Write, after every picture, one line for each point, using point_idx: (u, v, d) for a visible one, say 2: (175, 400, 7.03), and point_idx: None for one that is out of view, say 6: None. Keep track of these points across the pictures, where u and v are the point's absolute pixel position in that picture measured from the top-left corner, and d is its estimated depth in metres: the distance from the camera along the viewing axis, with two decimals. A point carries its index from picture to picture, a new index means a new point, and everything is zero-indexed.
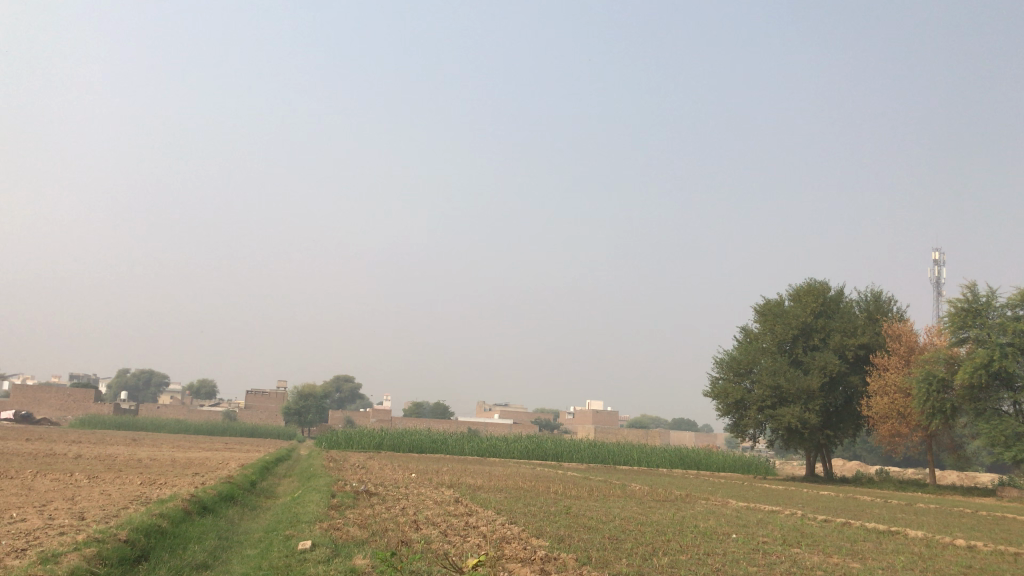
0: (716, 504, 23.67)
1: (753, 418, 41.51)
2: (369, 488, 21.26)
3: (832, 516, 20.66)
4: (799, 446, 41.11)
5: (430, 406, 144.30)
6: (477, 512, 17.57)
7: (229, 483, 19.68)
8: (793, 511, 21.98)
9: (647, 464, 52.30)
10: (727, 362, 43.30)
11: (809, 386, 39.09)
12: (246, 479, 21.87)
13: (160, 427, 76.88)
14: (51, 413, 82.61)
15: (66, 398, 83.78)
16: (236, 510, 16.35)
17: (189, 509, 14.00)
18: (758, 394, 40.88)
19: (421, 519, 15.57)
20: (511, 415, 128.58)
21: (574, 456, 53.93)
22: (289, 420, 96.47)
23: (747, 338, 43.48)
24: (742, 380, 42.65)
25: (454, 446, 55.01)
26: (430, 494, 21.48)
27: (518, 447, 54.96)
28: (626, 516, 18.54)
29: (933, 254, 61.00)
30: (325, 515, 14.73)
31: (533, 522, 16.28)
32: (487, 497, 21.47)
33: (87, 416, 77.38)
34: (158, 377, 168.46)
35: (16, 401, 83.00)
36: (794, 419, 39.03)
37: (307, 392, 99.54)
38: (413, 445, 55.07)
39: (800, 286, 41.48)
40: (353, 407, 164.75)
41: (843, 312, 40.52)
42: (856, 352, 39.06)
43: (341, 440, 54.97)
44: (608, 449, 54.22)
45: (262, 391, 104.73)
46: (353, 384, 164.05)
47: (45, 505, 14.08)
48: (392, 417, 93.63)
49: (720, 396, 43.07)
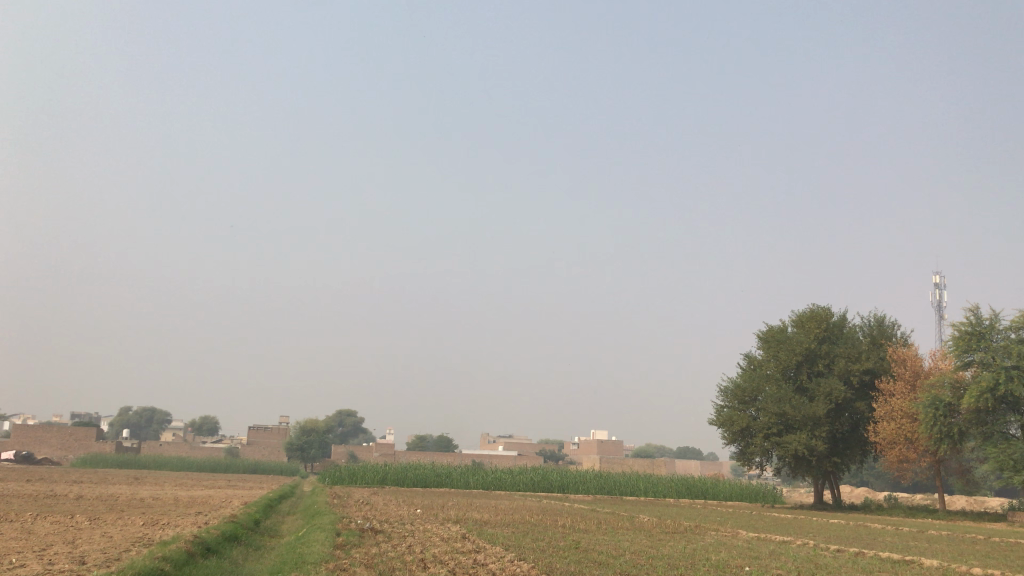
0: (727, 535, 23.45)
1: (759, 446, 41.11)
2: (374, 526, 20.94)
3: (845, 546, 20.40)
4: (807, 473, 40.69)
5: (434, 440, 143.44)
6: (485, 548, 17.34)
7: (232, 523, 19.39)
8: (805, 541, 21.69)
9: (654, 494, 51.80)
10: (731, 389, 43.02)
11: (814, 413, 38.79)
12: (250, 518, 21.56)
13: (162, 464, 76.37)
14: (52, 452, 82.08)
15: (67, 437, 83.31)
16: (240, 550, 16.11)
17: (193, 551, 13.80)
18: (764, 422, 40.54)
19: (429, 558, 15.34)
20: (516, 447, 127.72)
21: (580, 488, 53.42)
22: (291, 456, 95.57)
23: (750, 364, 43.21)
24: (746, 408, 42.34)
25: (459, 480, 54.54)
26: (437, 530, 21.17)
27: (523, 479, 54.49)
28: (636, 550, 18.30)
29: (934, 277, 60.96)
30: (332, 555, 14.52)
31: (542, 559, 16.03)
32: (495, 532, 21.24)
33: (89, 455, 76.89)
34: (159, 415, 167.53)
35: (17, 441, 82.40)
36: (801, 446, 38.67)
37: (310, 428, 99.01)
38: (418, 480, 54.56)
39: (802, 312, 41.31)
40: (356, 442, 164.05)
41: (847, 338, 40.31)
42: (861, 378, 38.85)
43: (345, 475, 54.47)
44: (614, 480, 53.70)
45: (265, 427, 104.10)
46: (356, 419, 163.56)
47: (45, 549, 13.82)
48: (397, 451, 93.00)
49: (725, 424, 42.73)
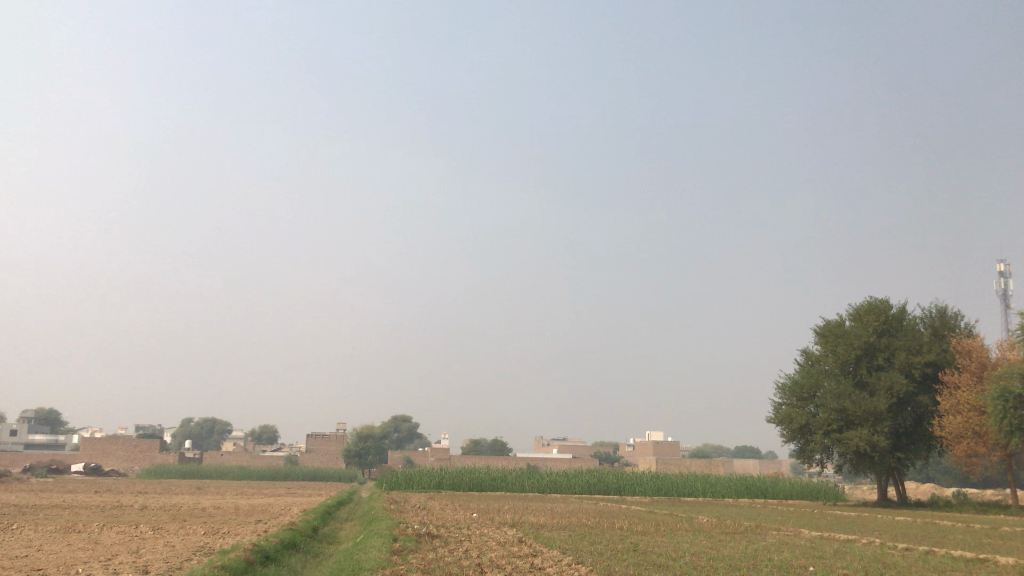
0: (788, 534, 22.99)
1: (819, 442, 40.36)
2: (431, 531, 20.99)
3: (913, 545, 19.73)
4: (870, 470, 39.74)
5: (489, 444, 143.62)
6: (542, 552, 17.19)
7: (292, 530, 19.66)
8: (872, 540, 21.08)
9: (713, 494, 51.12)
10: (789, 387, 42.26)
11: (875, 408, 37.89)
12: (308, 525, 21.85)
13: (224, 474, 77.86)
14: (119, 464, 84.14)
15: (133, 448, 85.34)
16: (299, 557, 16.24)
17: (252, 559, 13.96)
18: (824, 419, 39.80)
19: (486, 562, 15.27)
20: (571, 449, 127.45)
21: (637, 490, 53.01)
22: (349, 462, 97.04)
23: (808, 360, 42.36)
24: (805, 405, 41.59)
25: (515, 484, 54.57)
26: (493, 534, 21.13)
27: (579, 481, 54.15)
28: (696, 551, 18.04)
29: (998, 266, 59.10)
30: (388, 560, 14.51)
31: (602, 562, 15.80)
32: (552, 535, 21.09)
33: (154, 466, 78.55)
34: (221, 424, 171.52)
35: (85, 454, 84.62)
36: (862, 443, 37.84)
37: (367, 433, 99.81)
38: (474, 484, 54.71)
39: (860, 306, 40.32)
40: (412, 447, 165.24)
41: (907, 330, 39.19)
42: (923, 371, 37.80)
43: (401, 481, 54.80)
44: (672, 480, 53.17)
45: (323, 434, 105.33)
46: (412, 424, 164.90)
47: (110, 559, 14.10)
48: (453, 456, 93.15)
49: (784, 421, 42.03)
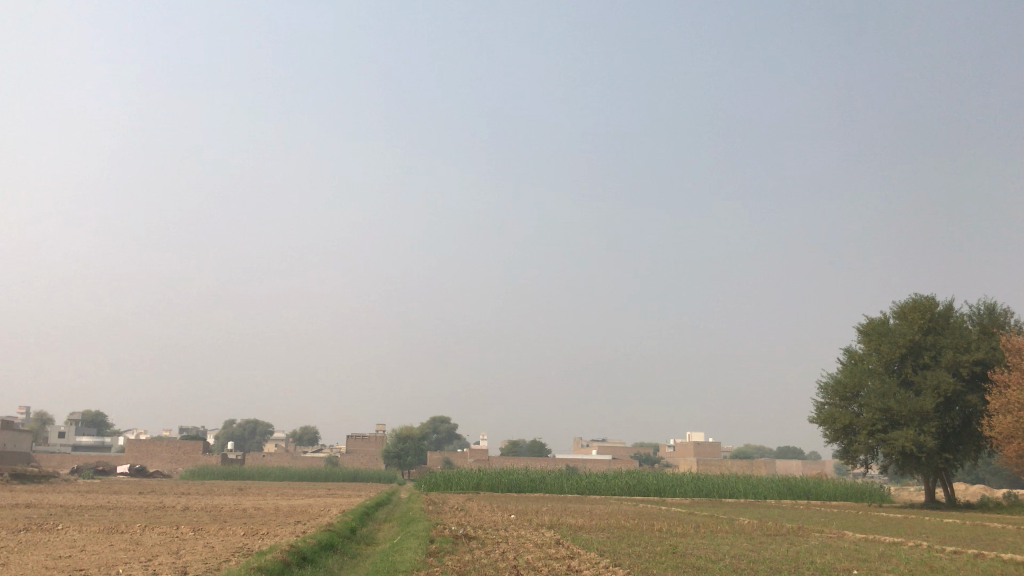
0: (831, 537, 22.58)
1: (863, 443, 39.67)
2: (468, 532, 20.89)
3: (961, 548, 19.22)
4: (916, 471, 38.92)
5: (528, 445, 143.43)
6: (580, 554, 17.02)
7: (329, 531, 19.69)
8: (918, 543, 20.58)
9: (755, 495, 50.46)
10: (832, 386, 41.58)
11: (922, 408, 37.10)
12: (347, 526, 21.90)
13: (266, 474, 78.78)
14: (163, 465, 85.53)
15: (177, 450, 86.73)
16: (336, 559, 16.26)
17: (288, 560, 13.95)
18: (868, 418, 39.07)
19: (521, 564, 15.15)
20: (611, 451, 126.73)
21: (677, 491, 52.51)
22: (388, 463, 97.62)
23: (851, 359, 41.61)
24: (849, 405, 40.90)
25: (554, 485, 54.38)
26: (531, 536, 21.00)
27: (618, 483, 53.80)
28: (736, 553, 17.73)
29: None
30: (424, 563, 14.45)
31: (639, 564, 15.61)
32: (590, 537, 20.93)
33: (197, 467, 79.78)
34: (263, 426, 173.71)
35: (131, 455, 86.10)
36: (908, 443, 37.08)
37: (406, 434, 100.31)
38: (513, 485, 54.64)
39: (905, 303, 39.49)
40: (451, 448, 165.77)
41: (954, 328, 38.30)
42: (972, 369, 36.89)
43: (440, 482, 54.90)
44: (713, 482, 52.58)
45: (363, 436, 106.03)
46: (451, 425, 165.41)
47: (150, 560, 14.21)
48: (491, 457, 93.13)
49: (826, 421, 41.37)
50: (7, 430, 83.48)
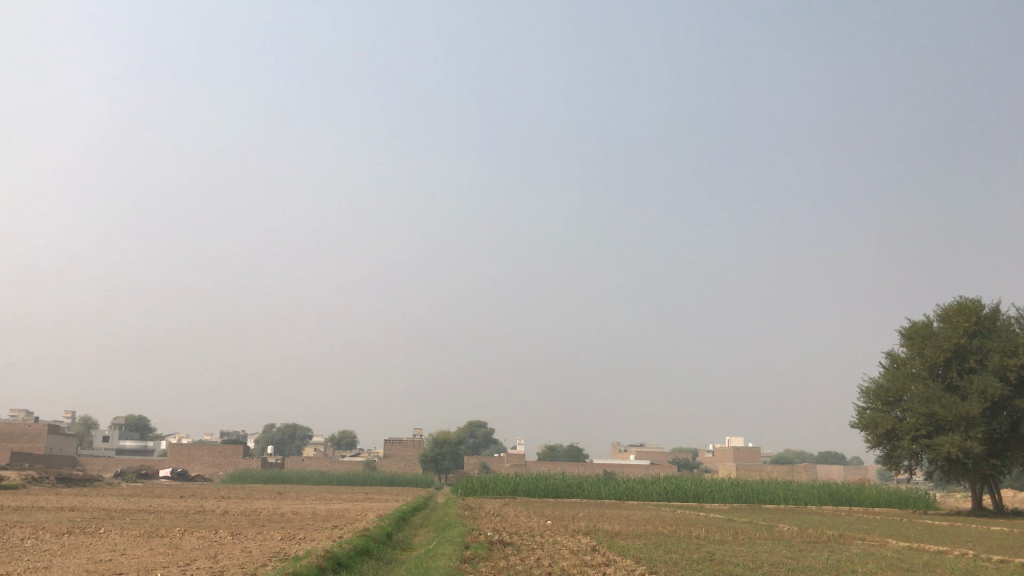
0: (874, 545, 22.10)
1: (907, 448, 38.92)
2: (503, 537, 20.83)
3: (1008, 557, 18.76)
4: (962, 477, 38.08)
5: (564, 450, 142.97)
6: (615, 561, 16.89)
7: (365, 536, 19.75)
8: (963, 552, 20.11)
9: (795, 502, 49.76)
10: (874, 391, 40.87)
11: (968, 413, 36.28)
12: (382, 531, 21.96)
13: (305, 478, 79.44)
14: (205, 469, 86.64)
15: (218, 454, 87.81)
16: (371, 565, 16.30)
17: (323, 565, 14.00)
18: (912, 424, 38.31)
19: (556, 570, 15.05)
20: (649, 455, 125.75)
21: (716, 497, 51.88)
22: (426, 468, 97.84)
23: (894, 363, 40.84)
24: (891, 410, 40.17)
25: (591, 490, 54.08)
26: (567, 542, 20.88)
27: (656, 488, 53.38)
28: (775, 560, 17.47)
29: None
30: (458, 569, 14.40)
31: (676, 571, 15.43)
32: (626, 543, 20.78)
33: (238, 471, 80.65)
34: (302, 430, 175.38)
35: (173, 459, 87.32)
36: (954, 448, 36.33)
37: (443, 439, 100.54)
38: (550, 491, 54.44)
39: (949, 306, 38.66)
40: (487, 453, 165.87)
41: (1001, 331, 37.38)
42: (1020, 374, 35.98)
43: (477, 487, 54.87)
44: (752, 488, 51.89)
45: (401, 440, 106.41)
46: (487, 429, 165.52)
47: (189, 564, 14.37)
48: (529, 462, 92.94)
49: (869, 427, 40.65)
50: (53, 434, 85.14)
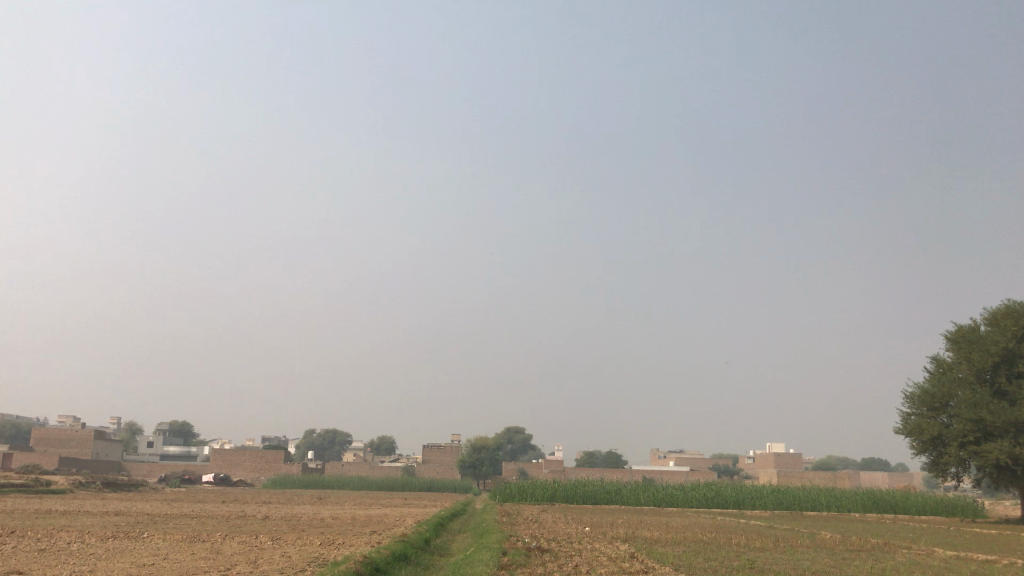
0: (919, 554, 21.70)
1: (953, 455, 38.16)
2: (541, 544, 20.77)
3: None
4: (1012, 485, 37.22)
5: (603, 456, 142.22)
6: (654, 569, 16.74)
7: (403, 542, 19.84)
8: (1012, 561, 19.66)
9: (838, 509, 49.04)
10: (918, 396, 40.15)
11: (1017, 418, 35.45)
12: (421, 537, 22.05)
13: (345, 483, 80.01)
14: (246, 474, 87.73)
15: (259, 459, 88.83)
16: (409, 571, 16.34)
17: (361, 571, 14.06)
18: (959, 430, 37.53)
19: None
20: (688, 462, 124.61)
21: (757, 504, 51.25)
22: (464, 473, 98.10)
23: (939, 368, 40.07)
24: (937, 415, 39.43)
25: (630, 497, 53.75)
26: (605, 548, 20.76)
27: (696, 495, 52.89)
28: (817, 570, 17.20)
29: None
30: None
31: None
32: (665, 550, 20.62)
33: (279, 476, 81.53)
34: (341, 435, 176.84)
35: (215, 464, 88.50)
36: (1003, 455, 35.52)
37: (481, 445, 100.62)
38: (588, 497, 54.24)
39: (996, 310, 37.84)
40: (525, 458, 165.70)
41: None
42: None
43: (515, 493, 54.85)
44: (794, 495, 51.19)
45: (439, 446, 106.68)
46: (525, 435, 165.55)
47: (230, 569, 14.55)
48: (567, 468, 92.62)
49: (913, 433, 39.94)
50: (99, 439, 86.82)
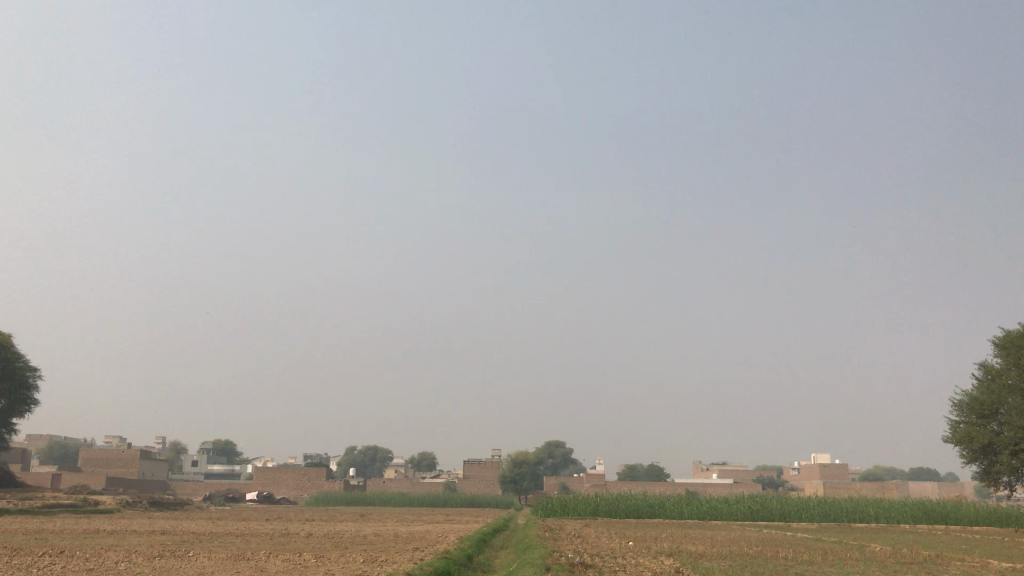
0: (973, 567, 21.07)
1: (1006, 463, 37.26)
2: (585, 559, 20.59)
3: None
4: None
5: (645, 469, 141.08)
6: None
7: (446, 558, 19.81)
8: None
9: (887, 520, 48.07)
10: (967, 404, 39.26)
11: None
12: (464, 552, 22.10)
13: (386, 501, 80.23)
14: (290, 492, 88.40)
15: (302, 477, 89.50)
16: None
17: None
18: (1010, 438, 36.61)
19: None
20: (732, 474, 123.04)
21: (804, 516, 50.37)
22: (506, 488, 98.06)
23: (988, 374, 39.14)
24: (987, 423, 38.52)
25: (674, 510, 53.14)
26: (650, 563, 20.58)
27: (740, 508, 52.20)
28: None
29: None
30: None
31: None
32: (711, 565, 20.30)
33: (321, 494, 82.10)
34: (383, 452, 177.65)
35: (258, 482, 89.31)
36: None
37: (522, 459, 100.45)
38: (631, 511, 53.75)
39: None
40: (567, 472, 164.91)
41: None
42: None
43: (557, 507, 54.61)
44: (841, 506, 50.28)
45: (479, 461, 106.62)
46: (565, 449, 164.95)
47: None
48: (609, 481, 92.01)
49: (963, 441, 39.06)
50: (145, 459, 88.15)
